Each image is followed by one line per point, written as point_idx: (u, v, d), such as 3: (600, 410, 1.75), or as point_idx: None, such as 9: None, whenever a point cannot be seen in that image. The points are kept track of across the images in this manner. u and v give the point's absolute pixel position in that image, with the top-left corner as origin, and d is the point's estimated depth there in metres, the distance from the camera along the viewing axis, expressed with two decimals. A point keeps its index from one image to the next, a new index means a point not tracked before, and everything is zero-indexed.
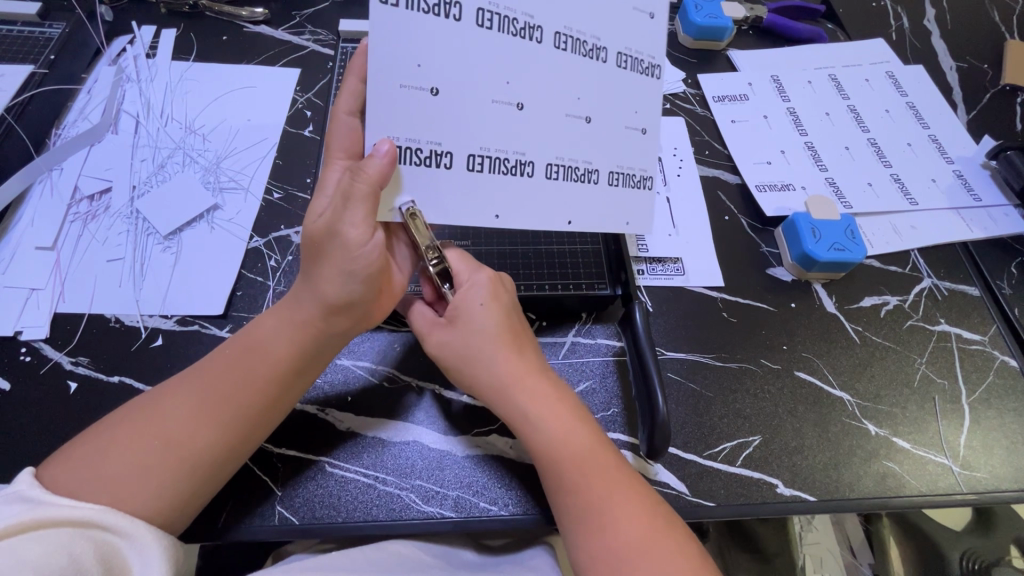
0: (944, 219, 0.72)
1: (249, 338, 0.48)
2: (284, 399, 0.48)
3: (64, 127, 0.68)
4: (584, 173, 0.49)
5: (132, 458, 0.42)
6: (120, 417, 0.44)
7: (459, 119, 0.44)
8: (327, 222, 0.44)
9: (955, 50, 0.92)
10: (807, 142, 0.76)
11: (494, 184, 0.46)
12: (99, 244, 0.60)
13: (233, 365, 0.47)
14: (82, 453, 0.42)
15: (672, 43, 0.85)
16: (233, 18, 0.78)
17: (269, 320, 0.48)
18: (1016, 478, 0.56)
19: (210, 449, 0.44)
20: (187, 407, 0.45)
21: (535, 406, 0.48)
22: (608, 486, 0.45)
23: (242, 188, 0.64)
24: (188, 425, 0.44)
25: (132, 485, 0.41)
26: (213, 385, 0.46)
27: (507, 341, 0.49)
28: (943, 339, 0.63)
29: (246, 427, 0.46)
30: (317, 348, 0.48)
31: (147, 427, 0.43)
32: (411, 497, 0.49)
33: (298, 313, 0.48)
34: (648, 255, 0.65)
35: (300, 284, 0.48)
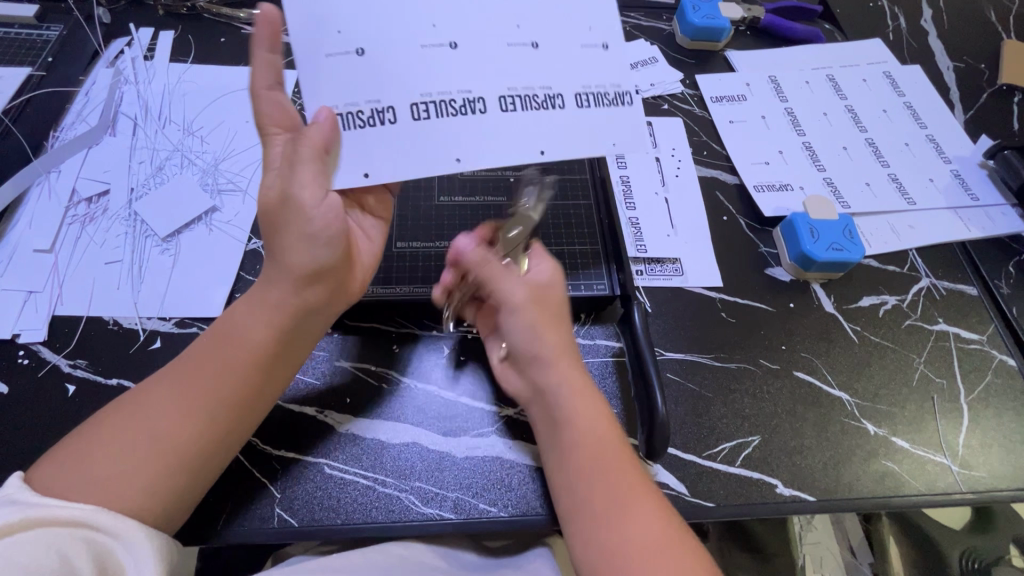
0: (942, 219, 0.72)
1: (224, 325, 0.48)
2: (265, 385, 0.48)
3: (62, 129, 0.68)
4: (545, 99, 0.48)
5: (116, 457, 0.42)
6: (104, 417, 0.44)
7: (399, 73, 0.45)
8: (282, 195, 0.45)
9: (952, 50, 0.92)
10: (805, 142, 0.76)
11: (449, 125, 0.46)
12: (97, 246, 0.59)
13: (209, 352, 0.47)
14: (67, 455, 0.42)
15: (670, 44, 0.85)
16: (231, 21, 0.78)
17: (243, 307, 0.48)
18: (1015, 476, 0.56)
19: (198, 441, 0.44)
20: (168, 400, 0.44)
21: (573, 389, 0.49)
22: (627, 485, 0.46)
23: (239, 189, 0.64)
24: (171, 417, 0.44)
25: (119, 484, 0.41)
26: (192, 375, 0.46)
27: (558, 323, 0.52)
28: (941, 338, 0.63)
29: (230, 415, 0.46)
30: (295, 330, 0.49)
31: (131, 424, 0.43)
32: (410, 498, 0.49)
33: (272, 297, 0.47)
34: (647, 256, 0.65)
35: (268, 265, 0.48)
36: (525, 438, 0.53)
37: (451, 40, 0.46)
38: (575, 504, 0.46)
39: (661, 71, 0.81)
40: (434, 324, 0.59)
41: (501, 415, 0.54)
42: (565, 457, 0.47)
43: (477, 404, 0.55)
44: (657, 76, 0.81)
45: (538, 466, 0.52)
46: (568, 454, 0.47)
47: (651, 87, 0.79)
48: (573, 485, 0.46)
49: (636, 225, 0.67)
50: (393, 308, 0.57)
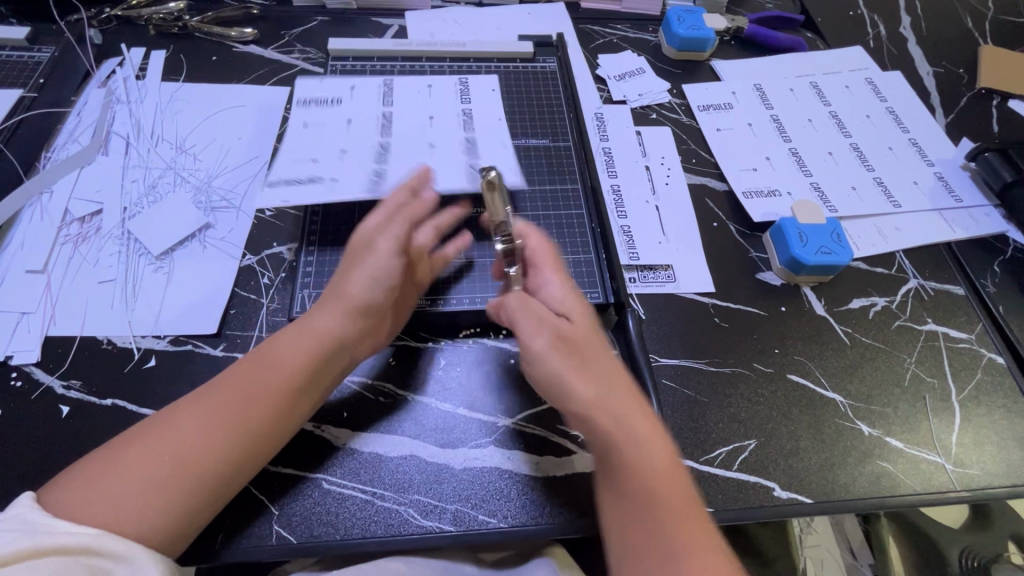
0: (927, 220, 0.73)
1: (262, 355, 0.49)
2: (292, 415, 0.48)
3: (54, 150, 0.67)
4: (464, 113, 0.69)
5: (135, 481, 0.42)
6: (132, 435, 0.44)
7: (450, 172, 0.62)
8: (365, 237, 0.53)
9: (931, 55, 0.95)
10: (791, 148, 0.78)
11: (489, 159, 0.64)
12: (90, 266, 0.59)
13: (247, 375, 0.48)
14: (93, 471, 0.42)
15: (657, 55, 0.87)
16: (223, 39, 0.79)
17: (283, 337, 0.50)
18: (1008, 473, 0.57)
19: (216, 467, 0.44)
20: (194, 426, 0.45)
21: (633, 445, 0.46)
22: (691, 552, 0.43)
23: (232, 206, 0.65)
24: (194, 443, 0.44)
25: (132, 507, 0.41)
26: (222, 401, 0.46)
27: (603, 357, 0.50)
28: (931, 338, 0.64)
29: (254, 438, 0.46)
30: (329, 357, 0.50)
31: (153, 448, 0.43)
32: (410, 512, 0.49)
33: (317, 324, 0.50)
34: (639, 263, 0.65)
35: (329, 297, 0.52)
36: (523, 448, 0.53)
37: (428, 117, 0.68)
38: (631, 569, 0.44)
39: (648, 81, 0.83)
40: (430, 337, 0.59)
41: (500, 425, 0.54)
42: (624, 507, 0.46)
43: (475, 415, 0.55)
44: (644, 86, 0.82)
45: (536, 476, 0.52)
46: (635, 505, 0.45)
47: (639, 98, 0.81)
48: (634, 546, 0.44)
49: (627, 233, 0.68)
50: None
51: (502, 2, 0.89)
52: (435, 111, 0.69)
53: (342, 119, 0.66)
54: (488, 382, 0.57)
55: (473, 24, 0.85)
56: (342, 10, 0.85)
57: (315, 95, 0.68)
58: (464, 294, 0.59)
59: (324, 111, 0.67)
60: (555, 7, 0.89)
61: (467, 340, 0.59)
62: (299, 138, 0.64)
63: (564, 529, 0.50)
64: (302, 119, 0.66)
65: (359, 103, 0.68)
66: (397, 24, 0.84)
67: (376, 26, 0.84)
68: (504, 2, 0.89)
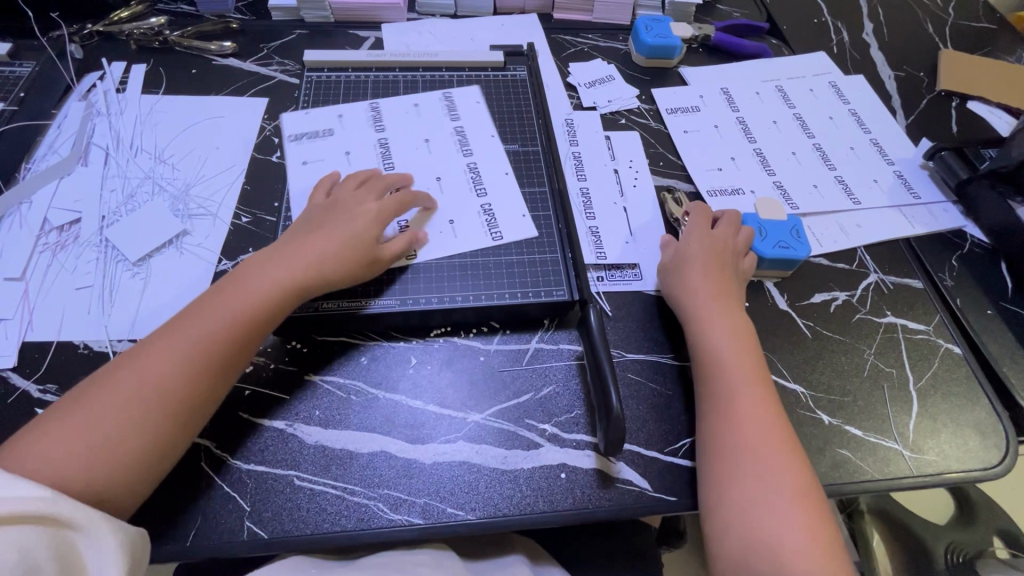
0: (887, 216, 0.76)
1: (218, 297, 0.53)
2: (244, 351, 0.52)
3: (34, 161, 0.69)
4: (458, 133, 0.74)
5: (102, 416, 0.46)
6: (99, 377, 0.48)
7: (465, 218, 0.67)
8: (350, 205, 0.61)
9: (892, 60, 0.98)
10: (756, 148, 0.80)
11: (498, 199, 0.69)
12: (68, 273, 0.61)
13: (211, 331, 0.50)
14: (63, 428, 0.45)
15: (627, 63, 0.90)
16: (202, 52, 0.81)
17: (237, 283, 0.54)
18: (964, 459, 0.59)
19: (176, 397, 0.48)
20: (156, 360, 0.48)
21: (729, 348, 0.56)
22: (768, 446, 0.51)
23: (210, 214, 0.66)
24: (156, 374, 0.48)
25: (100, 437, 0.45)
26: (179, 337, 0.50)
27: (724, 301, 0.60)
28: (890, 330, 0.67)
29: (209, 370, 0.50)
30: (289, 300, 0.54)
31: (117, 384, 0.47)
32: (379, 506, 0.50)
33: (280, 265, 0.55)
34: (606, 263, 0.67)
35: (306, 267, 0.55)
36: (491, 443, 0.54)
37: (426, 138, 0.73)
38: (715, 476, 0.51)
39: (618, 88, 0.85)
40: (401, 336, 0.60)
41: (469, 421, 0.56)
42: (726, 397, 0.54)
43: (443, 410, 0.56)
44: (613, 93, 0.85)
45: (503, 469, 0.53)
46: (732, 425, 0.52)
47: (608, 104, 0.83)
48: (719, 454, 0.51)
49: (595, 233, 0.70)
50: (364, 321, 0.59)
51: (477, 14, 0.92)
52: (426, 139, 0.73)
53: (341, 151, 0.70)
54: (457, 380, 0.58)
55: (449, 36, 0.88)
56: (321, 23, 0.87)
57: (305, 129, 0.72)
58: (460, 292, 0.61)
59: (320, 143, 0.71)
60: (527, 18, 0.92)
61: (437, 338, 0.61)
62: (304, 175, 0.68)
63: (529, 519, 0.51)
64: (299, 157, 0.70)
65: (350, 134, 0.72)
66: (374, 36, 0.87)
67: (353, 38, 0.86)
68: (478, 13, 0.92)
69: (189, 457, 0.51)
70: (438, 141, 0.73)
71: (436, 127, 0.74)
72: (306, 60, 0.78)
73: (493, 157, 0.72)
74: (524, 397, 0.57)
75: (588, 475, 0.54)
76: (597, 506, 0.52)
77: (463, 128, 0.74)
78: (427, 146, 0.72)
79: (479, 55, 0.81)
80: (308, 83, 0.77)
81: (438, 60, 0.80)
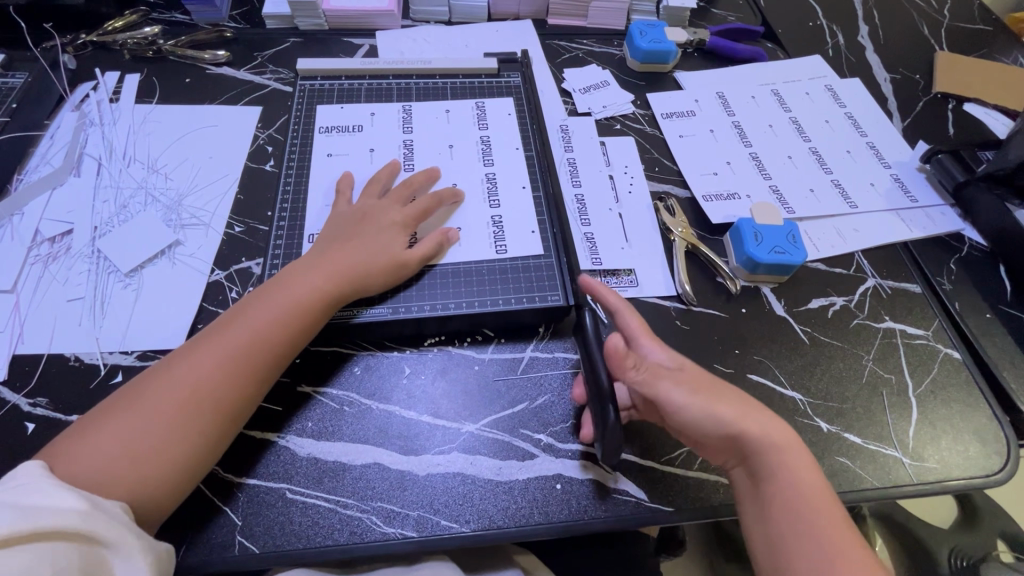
0: (884, 220, 0.75)
1: (255, 303, 0.54)
2: (283, 353, 0.52)
3: (26, 173, 0.69)
4: (482, 144, 0.74)
5: (149, 416, 0.47)
6: (145, 379, 0.49)
7: (473, 229, 0.66)
8: (375, 213, 0.62)
9: (888, 63, 0.98)
10: (752, 152, 0.80)
11: (509, 211, 0.68)
12: (59, 285, 0.60)
13: (252, 335, 0.51)
14: (113, 431, 0.46)
15: (621, 68, 0.90)
16: (196, 61, 0.81)
17: (274, 289, 0.55)
18: (965, 466, 0.58)
19: (219, 398, 0.48)
20: (200, 363, 0.49)
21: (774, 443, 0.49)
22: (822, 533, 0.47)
23: (202, 223, 0.66)
24: (200, 376, 0.49)
25: (148, 437, 0.46)
26: (221, 342, 0.51)
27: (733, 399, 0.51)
28: (888, 335, 0.66)
29: (251, 371, 0.50)
30: (323, 305, 0.55)
31: (165, 384, 0.48)
32: (372, 519, 0.50)
33: (312, 271, 0.56)
34: (602, 269, 0.67)
35: (343, 273, 0.56)
36: (485, 453, 0.54)
37: (449, 145, 0.73)
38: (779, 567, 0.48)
39: (612, 93, 0.85)
40: (395, 345, 0.60)
41: (463, 431, 0.55)
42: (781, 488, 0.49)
43: (437, 422, 0.55)
44: (608, 98, 0.84)
45: (498, 480, 0.53)
46: (803, 558, 0.47)
47: (603, 109, 0.83)
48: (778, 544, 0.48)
49: (591, 240, 0.69)
50: (357, 331, 0.59)
51: (471, 20, 0.92)
52: (426, 148, 0.73)
53: (364, 149, 0.72)
54: (451, 391, 0.57)
55: (443, 43, 0.87)
56: (315, 31, 0.87)
57: (336, 124, 0.74)
58: (452, 301, 0.60)
59: (347, 137, 0.73)
60: (521, 23, 0.92)
61: (432, 348, 0.60)
62: (319, 170, 0.69)
63: (526, 530, 0.50)
64: (326, 149, 0.71)
65: (376, 132, 0.74)
66: (369, 43, 0.87)
67: (347, 46, 0.86)
68: (472, 20, 0.92)
69: None
70: (457, 149, 0.73)
71: (452, 138, 0.74)
72: (299, 68, 0.78)
73: (505, 166, 0.72)
74: (519, 406, 0.57)
75: (585, 486, 0.53)
76: (594, 518, 0.52)
77: (458, 136, 0.74)
78: (421, 155, 0.72)
79: (473, 62, 0.81)
80: (301, 92, 0.77)
81: (432, 67, 0.80)
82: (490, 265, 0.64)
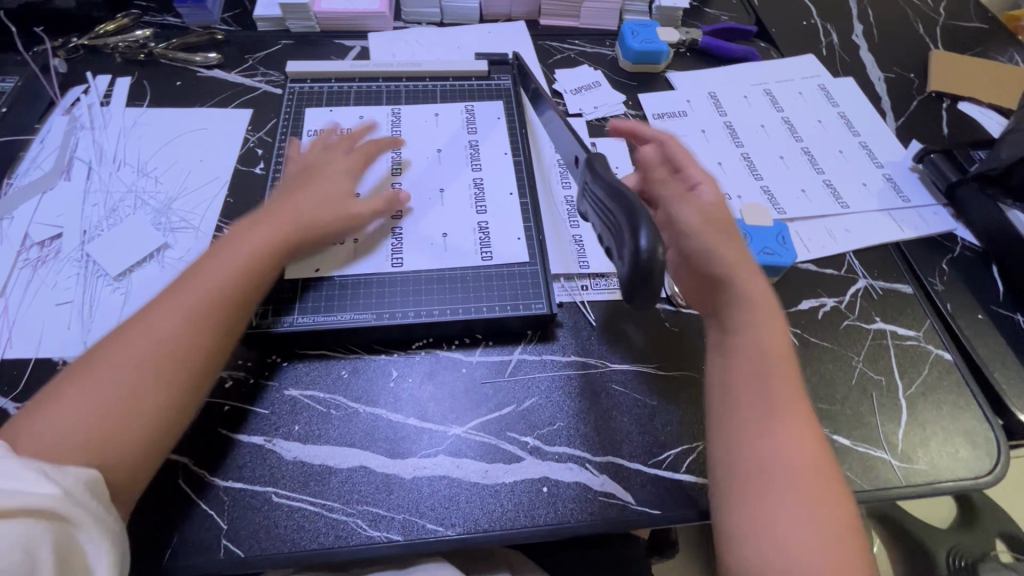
0: (875, 220, 0.75)
1: (205, 261, 0.54)
2: (241, 309, 0.53)
3: (15, 176, 0.69)
4: (471, 146, 0.74)
5: (107, 382, 0.46)
6: (97, 350, 0.48)
7: (462, 233, 0.66)
8: (318, 164, 0.66)
9: (882, 62, 0.97)
10: (743, 153, 0.80)
11: (496, 214, 0.68)
12: (48, 289, 0.60)
13: (206, 292, 0.51)
14: (70, 402, 0.44)
15: (614, 68, 0.89)
16: (187, 64, 0.81)
17: (224, 248, 0.55)
18: (955, 467, 0.58)
19: (180, 357, 0.48)
20: (154, 324, 0.49)
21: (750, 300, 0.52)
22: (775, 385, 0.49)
23: (191, 227, 0.66)
24: (157, 336, 0.48)
25: (108, 402, 0.45)
26: (174, 301, 0.50)
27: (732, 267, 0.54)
28: (879, 336, 0.66)
29: (211, 328, 0.50)
30: (276, 256, 0.56)
31: (118, 351, 0.47)
32: (358, 522, 0.50)
33: (260, 224, 0.57)
34: (590, 271, 0.66)
35: (291, 221, 0.58)
36: (472, 456, 0.54)
37: (437, 148, 0.73)
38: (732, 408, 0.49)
39: (604, 94, 0.85)
40: (383, 349, 0.60)
41: (450, 434, 0.55)
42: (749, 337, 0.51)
43: (423, 424, 0.55)
44: (600, 99, 0.84)
45: (484, 484, 0.53)
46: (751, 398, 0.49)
47: (594, 110, 0.83)
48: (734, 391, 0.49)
49: (580, 242, 0.69)
50: (345, 335, 0.59)
51: (463, 21, 0.92)
52: (416, 150, 0.73)
53: None
54: (437, 394, 0.57)
55: (434, 45, 0.87)
56: (306, 33, 0.87)
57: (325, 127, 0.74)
58: (438, 305, 0.61)
59: None
60: (513, 24, 0.92)
61: (419, 351, 0.60)
62: None
63: (512, 533, 0.50)
64: None
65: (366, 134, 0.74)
66: (360, 46, 0.87)
67: (339, 48, 0.86)
68: (464, 21, 0.92)
69: (167, 475, 0.51)
70: (446, 152, 0.73)
71: (443, 141, 0.74)
72: (289, 71, 0.78)
73: (492, 168, 0.72)
74: (506, 409, 0.57)
75: (570, 489, 0.53)
76: (580, 521, 0.52)
77: (447, 138, 0.74)
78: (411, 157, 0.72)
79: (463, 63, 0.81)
80: (291, 95, 0.77)
81: (421, 68, 0.80)
82: (476, 268, 0.63)
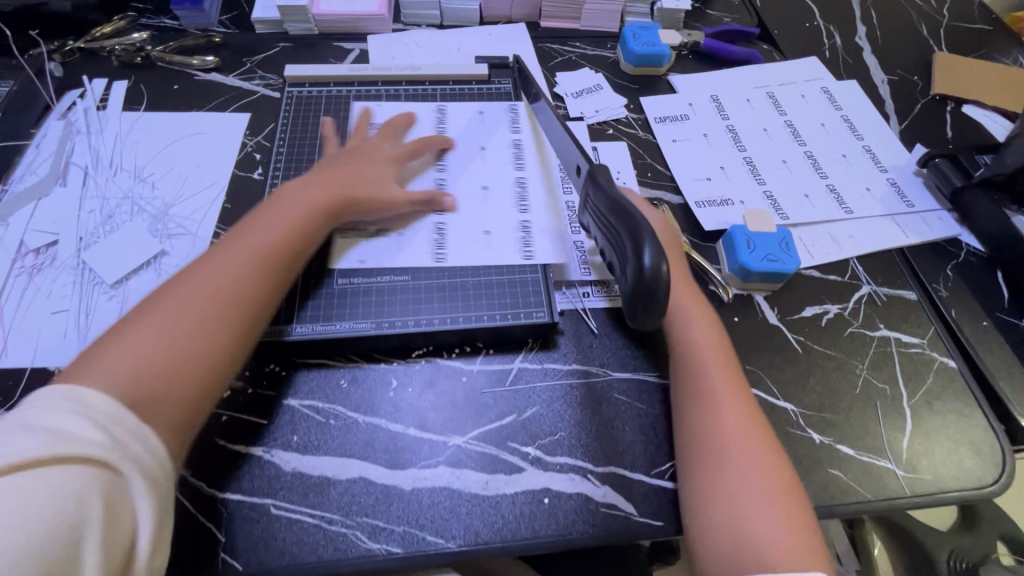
0: (879, 226, 0.74)
1: (246, 229, 0.54)
2: (283, 272, 0.53)
3: (10, 182, 0.68)
4: (472, 149, 0.72)
5: (155, 334, 0.45)
6: (140, 308, 0.47)
7: (481, 236, 0.65)
8: (365, 149, 0.67)
9: (885, 64, 0.96)
10: (746, 157, 0.79)
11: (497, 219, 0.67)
12: (44, 297, 0.60)
13: (251, 255, 0.52)
14: (119, 352, 0.43)
15: (615, 71, 0.89)
16: (184, 67, 0.80)
17: (267, 217, 0.56)
18: (959, 476, 0.57)
19: (228, 314, 0.48)
20: (201, 282, 0.49)
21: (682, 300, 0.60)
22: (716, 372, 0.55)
23: (188, 233, 0.65)
24: (204, 292, 0.48)
25: (158, 352, 0.44)
26: (216, 263, 0.50)
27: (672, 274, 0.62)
28: (883, 344, 0.65)
29: (256, 287, 0.51)
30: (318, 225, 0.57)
31: (166, 306, 0.47)
32: (357, 534, 0.49)
33: (303, 195, 0.58)
34: (591, 279, 0.65)
35: (336, 195, 0.60)
36: (472, 467, 0.53)
37: (480, 146, 0.73)
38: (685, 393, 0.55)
39: (605, 97, 0.84)
40: (382, 357, 0.59)
41: (450, 444, 0.54)
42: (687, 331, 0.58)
43: (423, 434, 0.55)
44: (601, 102, 0.83)
45: (485, 495, 0.52)
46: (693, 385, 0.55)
47: (595, 114, 0.82)
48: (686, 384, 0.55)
49: (581, 248, 0.67)
50: (344, 344, 0.58)
51: (463, 23, 0.91)
52: None
53: None
54: (437, 404, 0.57)
55: (434, 47, 0.87)
56: (305, 36, 0.86)
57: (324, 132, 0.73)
58: (438, 313, 0.60)
59: None
60: (513, 26, 0.91)
61: (419, 359, 0.59)
62: None
63: (512, 544, 0.50)
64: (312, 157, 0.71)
65: None
66: (359, 48, 0.86)
67: (338, 50, 0.85)
68: (464, 22, 0.91)
69: None
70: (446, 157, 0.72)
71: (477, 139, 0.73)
72: (288, 75, 0.77)
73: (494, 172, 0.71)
74: (507, 419, 0.56)
75: (572, 500, 0.52)
76: (581, 533, 0.51)
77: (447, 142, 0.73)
78: None
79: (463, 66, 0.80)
80: (289, 99, 0.76)
81: (421, 70, 0.79)
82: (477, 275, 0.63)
